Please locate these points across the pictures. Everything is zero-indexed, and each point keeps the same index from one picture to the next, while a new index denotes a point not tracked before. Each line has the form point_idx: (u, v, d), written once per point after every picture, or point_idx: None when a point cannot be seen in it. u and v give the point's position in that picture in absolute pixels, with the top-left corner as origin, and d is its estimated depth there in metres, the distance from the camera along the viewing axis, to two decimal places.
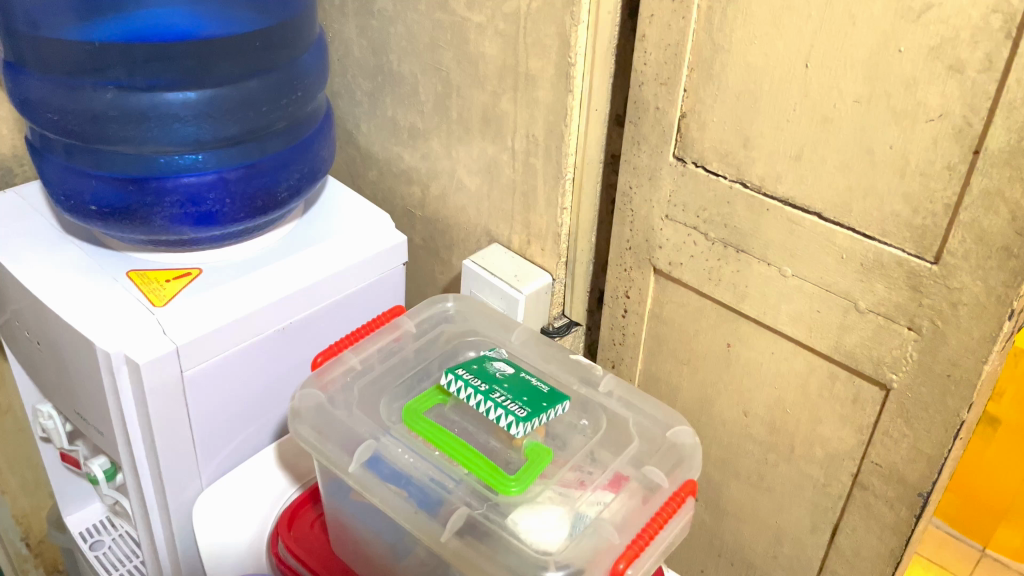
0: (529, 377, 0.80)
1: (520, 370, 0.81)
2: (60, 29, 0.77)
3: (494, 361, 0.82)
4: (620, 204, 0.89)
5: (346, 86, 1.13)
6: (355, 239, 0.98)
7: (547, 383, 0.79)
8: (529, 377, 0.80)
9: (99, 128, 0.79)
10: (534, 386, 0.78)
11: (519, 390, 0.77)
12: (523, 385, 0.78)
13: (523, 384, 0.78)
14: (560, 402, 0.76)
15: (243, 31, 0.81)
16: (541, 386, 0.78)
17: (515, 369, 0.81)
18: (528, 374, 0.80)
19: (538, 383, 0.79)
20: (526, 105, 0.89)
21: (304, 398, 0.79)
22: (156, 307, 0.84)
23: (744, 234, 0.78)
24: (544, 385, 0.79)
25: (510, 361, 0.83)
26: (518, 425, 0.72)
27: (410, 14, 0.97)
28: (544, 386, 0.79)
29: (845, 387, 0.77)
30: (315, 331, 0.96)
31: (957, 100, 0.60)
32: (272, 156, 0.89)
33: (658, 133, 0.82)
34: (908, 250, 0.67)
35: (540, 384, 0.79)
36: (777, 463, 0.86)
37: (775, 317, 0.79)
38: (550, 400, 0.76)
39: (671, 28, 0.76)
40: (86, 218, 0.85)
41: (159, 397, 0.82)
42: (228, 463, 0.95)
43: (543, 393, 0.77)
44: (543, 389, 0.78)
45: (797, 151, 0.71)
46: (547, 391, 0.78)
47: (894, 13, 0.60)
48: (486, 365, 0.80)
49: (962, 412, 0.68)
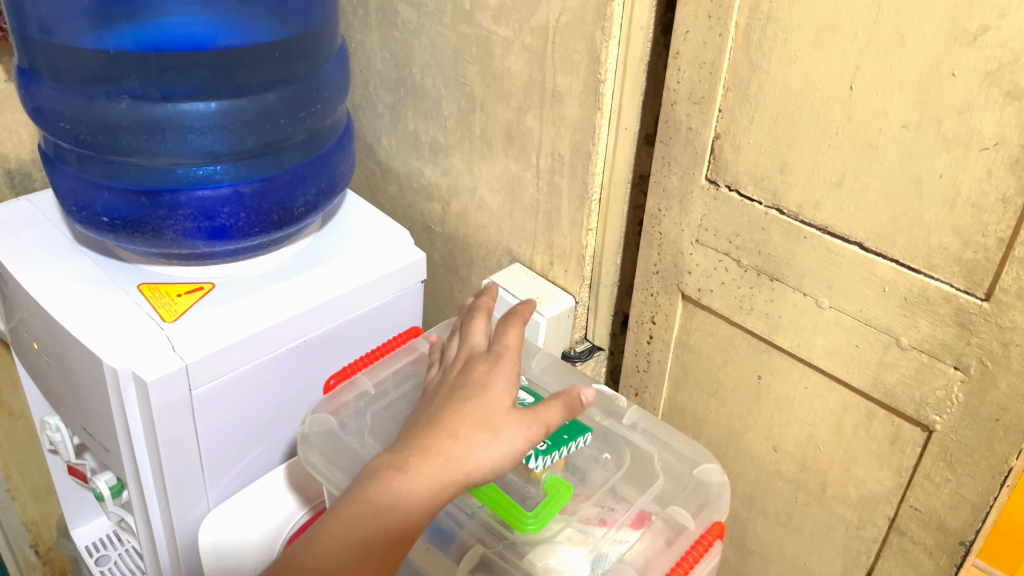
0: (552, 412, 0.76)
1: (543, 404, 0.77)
2: (74, 37, 0.74)
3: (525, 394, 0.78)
4: (648, 226, 0.86)
5: (368, 99, 1.11)
6: (373, 254, 0.95)
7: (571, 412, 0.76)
8: None
9: (112, 138, 0.77)
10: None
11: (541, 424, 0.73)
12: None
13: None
14: (582, 434, 0.73)
15: (261, 41, 0.79)
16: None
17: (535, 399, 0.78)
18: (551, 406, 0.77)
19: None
20: (552, 123, 0.86)
21: (314, 423, 0.77)
22: (166, 323, 0.81)
23: (779, 262, 0.74)
24: (565, 416, 0.75)
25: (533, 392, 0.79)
26: (535, 459, 0.69)
27: (434, 26, 0.95)
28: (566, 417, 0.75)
29: (883, 427, 0.73)
30: (330, 349, 0.93)
31: (1014, 127, 0.56)
32: (288, 170, 0.86)
33: (690, 154, 0.78)
34: (956, 285, 0.63)
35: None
36: (808, 502, 0.82)
37: (809, 351, 0.75)
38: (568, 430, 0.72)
39: (706, 45, 0.72)
40: (98, 230, 0.83)
41: (167, 416, 0.79)
42: (237, 484, 0.91)
43: (562, 425, 0.74)
44: (564, 420, 0.74)
45: (838, 177, 0.67)
46: (568, 423, 0.74)
47: (948, 35, 0.57)
48: None
49: (1011, 458, 0.63)
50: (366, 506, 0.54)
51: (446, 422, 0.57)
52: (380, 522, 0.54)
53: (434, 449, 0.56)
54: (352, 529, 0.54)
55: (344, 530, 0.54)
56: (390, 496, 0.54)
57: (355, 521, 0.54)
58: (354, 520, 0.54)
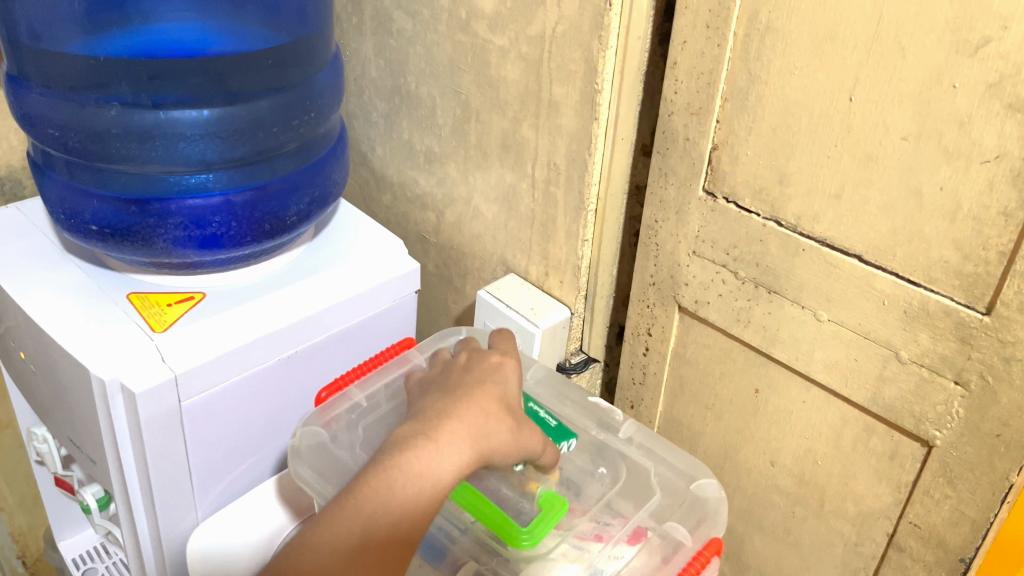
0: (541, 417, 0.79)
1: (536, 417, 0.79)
2: (65, 43, 0.73)
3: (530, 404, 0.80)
4: (645, 238, 0.85)
5: (362, 108, 1.10)
6: (366, 264, 0.94)
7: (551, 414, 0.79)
8: (537, 409, 0.80)
9: (102, 145, 0.76)
10: (541, 423, 0.78)
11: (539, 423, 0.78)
12: (538, 421, 0.79)
13: (539, 420, 0.79)
14: (568, 440, 0.78)
15: (254, 48, 0.78)
16: (546, 421, 0.79)
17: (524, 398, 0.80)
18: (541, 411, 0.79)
19: (545, 417, 0.79)
20: (548, 132, 0.86)
21: (304, 436, 0.77)
22: (155, 333, 0.80)
23: (777, 274, 0.73)
24: (549, 417, 0.79)
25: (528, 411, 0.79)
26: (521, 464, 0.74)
27: (430, 34, 0.94)
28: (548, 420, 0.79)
29: (882, 441, 0.72)
30: (322, 360, 0.92)
31: (1016, 140, 0.55)
32: (281, 179, 0.85)
33: (687, 165, 0.77)
34: (956, 299, 0.62)
35: (547, 420, 0.79)
36: (805, 517, 0.81)
37: (807, 364, 0.74)
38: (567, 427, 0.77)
39: (704, 55, 0.72)
40: (87, 238, 0.82)
41: (154, 428, 0.77)
42: (227, 496, 0.90)
43: (549, 429, 0.78)
44: (551, 421, 0.78)
45: (837, 189, 0.67)
46: (554, 425, 0.78)
47: (949, 47, 0.56)
48: None
49: (1012, 474, 0.63)
50: (422, 463, 0.59)
51: (474, 398, 0.66)
52: (429, 485, 0.59)
53: (474, 420, 0.64)
54: (409, 486, 0.58)
55: (402, 489, 0.58)
56: (444, 459, 0.60)
57: (412, 479, 0.58)
58: (409, 479, 0.58)
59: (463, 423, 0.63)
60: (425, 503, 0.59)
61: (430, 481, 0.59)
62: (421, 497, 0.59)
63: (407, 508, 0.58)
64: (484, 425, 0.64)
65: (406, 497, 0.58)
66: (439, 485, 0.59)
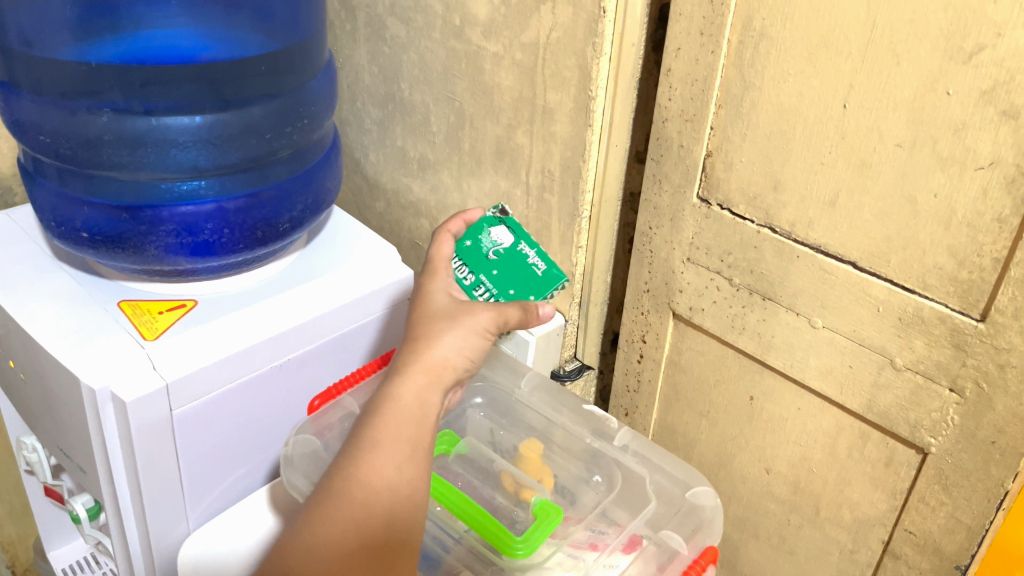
0: (492, 248, 0.78)
1: (516, 230, 0.79)
2: (57, 48, 0.73)
3: (486, 228, 0.78)
4: (639, 244, 0.85)
5: (356, 114, 1.10)
6: (360, 271, 0.93)
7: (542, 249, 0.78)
8: (525, 249, 0.78)
9: (93, 152, 0.75)
10: (521, 255, 0.78)
11: (502, 279, 0.76)
12: (510, 270, 0.77)
13: (502, 257, 0.77)
14: (553, 289, 0.76)
15: (247, 55, 0.78)
16: (531, 259, 0.77)
17: (512, 239, 0.78)
18: (485, 232, 0.78)
19: (533, 262, 0.77)
20: (542, 139, 0.85)
21: (298, 445, 0.80)
22: (146, 341, 0.79)
23: (771, 281, 0.73)
24: (540, 262, 0.77)
25: (509, 222, 0.79)
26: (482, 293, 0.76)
27: (424, 41, 0.94)
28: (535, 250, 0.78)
29: (878, 448, 0.72)
30: (315, 367, 0.91)
31: (1010, 147, 0.55)
32: (274, 186, 0.85)
33: (681, 172, 0.77)
34: (951, 306, 0.62)
35: (527, 252, 0.78)
36: (800, 525, 0.81)
37: (802, 371, 0.74)
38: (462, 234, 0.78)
39: (698, 62, 0.72)
40: (77, 245, 0.81)
41: (145, 437, 0.77)
42: (219, 505, 0.89)
43: (534, 277, 0.77)
44: (537, 271, 0.77)
45: (831, 196, 0.66)
46: (541, 274, 0.77)
47: (943, 53, 0.56)
48: (481, 236, 0.78)
49: (1007, 481, 0.62)
50: (387, 440, 0.57)
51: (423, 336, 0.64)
52: (394, 456, 0.57)
53: (421, 366, 0.61)
54: (382, 465, 0.56)
55: (372, 470, 0.56)
56: (403, 423, 0.58)
57: (381, 457, 0.56)
58: (379, 458, 0.56)
59: (410, 375, 0.61)
60: (404, 472, 0.57)
61: (398, 451, 0.57)
62: (399, 470, 0.57)
63: (386, 485, 0.56)
64: (434, 363, 0.62)
65: (381, 474, 0.56)
66: (412, 451, 0.58)
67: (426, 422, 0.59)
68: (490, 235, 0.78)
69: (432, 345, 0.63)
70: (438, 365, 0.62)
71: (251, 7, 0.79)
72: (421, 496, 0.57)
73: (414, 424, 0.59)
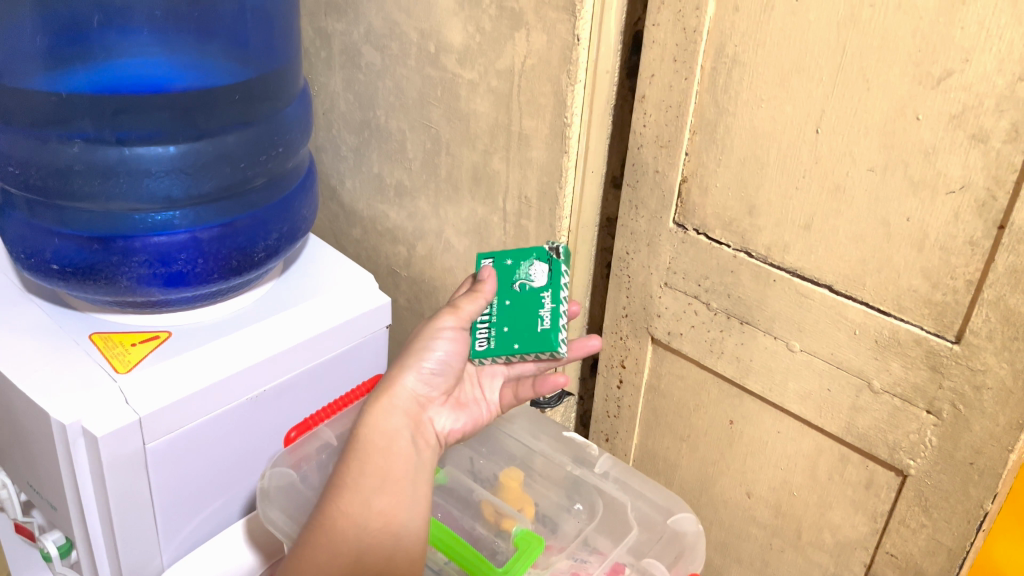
0: (521, 280, 0.68)
1: (554, 274, 0.66)
2: (27, 79, 0.72)
3: (532, 259, 0.68)
4: (616, 269, 0.85)
5: (331, 141, 1.09)
6: (336, 299, 0.92)
7: (557, 312, 0.65)
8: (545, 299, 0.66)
9: (64, 182, 0.74)
10: (538, 293, 0.67)
11: (507, 313, 0.68)
12: (522, 313, 0.67)
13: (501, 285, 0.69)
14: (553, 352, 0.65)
15: (222, 83, 0.77)
16: (542, 311, 0.66)
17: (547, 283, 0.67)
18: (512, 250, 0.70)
19: (542, 314, 0.66)
20: (519, 165, 0.86)
21: (275, 477, 0.81)
22: (118, 373, 0.77)
23: (749, 305, 0.73)
24: (547, 318, 0.66)
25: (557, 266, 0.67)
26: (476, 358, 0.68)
27: (399, 68, 0.94)
28: (553, 301, 0.66)
29: (857, 471, 0.72)
30: (292, 397, 0.90)
31: (980, 170, 0.56)
32: (249, 214, 0.84)
33: (657, 198, 0.78)
34: (927, 328, 0.63)
35: (545, 301, 0.66)
36: (783, 549, 0.81)
37: (782, 395, 0.74)
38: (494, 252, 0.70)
39: (672, 88, 0.72)
40: (47, 277, 0.79)
41: (117, 472, 0.75)
42: (194, 539, 0.87)
43: (524, 329, 0.66)
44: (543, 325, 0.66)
45: (806, 220, 0.67)
46: (542, 330, 0.66)
47: (912, 79, 0.57)
48: (519, 266, 0.68)
49: (986, 502, 0.63)
50: (355, 477, 0.58)
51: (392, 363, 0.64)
52: (360, 491, 0.58)
53: (377, 394, 0.62)
54: (350, 504, 0.58)
55: (338, 513, 0.57)
56: (369, 453, 0.59)
57: (346, 497, 0.58)
58: (346, 498, 0.58)
59: (371, 407, 0.61)
60: (373, 503, 0.58)
61: (362, 487, 0.58)
62: (366, 504, 0.58)
63: (355, 521, 0.57)
64: (389, 388, 0.62)
65: (347, 513, 0.57)
66: (380, 481, 0.58)
67: (395, 449, 0.60)
68: (529, 269, 0.68)
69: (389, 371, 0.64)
70: (395, 391, 0.62)
71: (224, 35, 0.79)
72: (398, 522, 0.58)
73: (378, 454, 0.59)
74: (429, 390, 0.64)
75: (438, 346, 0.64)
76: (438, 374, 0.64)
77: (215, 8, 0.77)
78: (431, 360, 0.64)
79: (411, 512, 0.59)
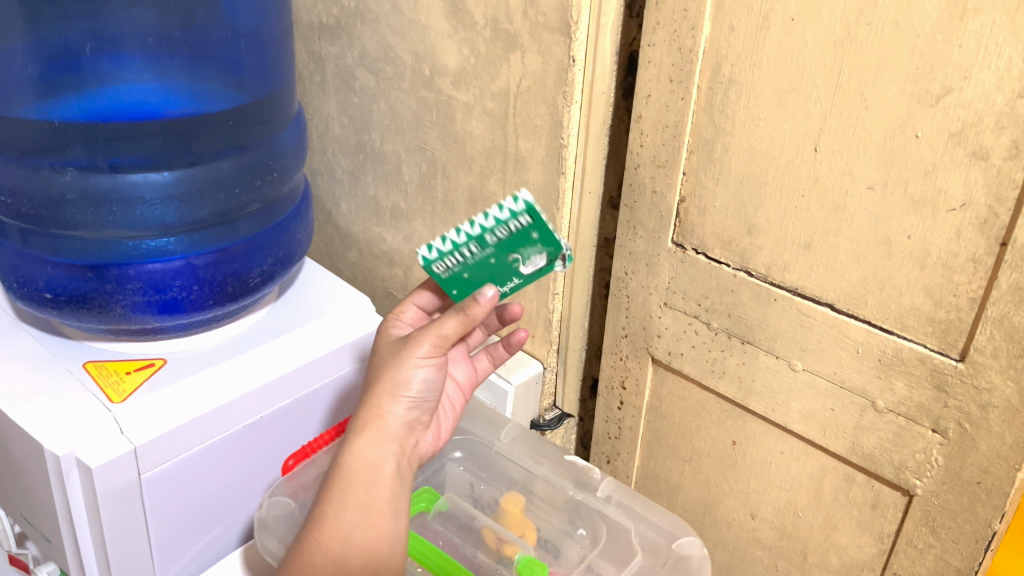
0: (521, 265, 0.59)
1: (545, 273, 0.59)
2: (20, 107, 0.71)
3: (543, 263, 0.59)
4: (615, 289, 0.84)
5: (326, 165, 1.09)
6: (332, 324, 0.91)
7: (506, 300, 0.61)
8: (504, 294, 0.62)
9: (55, 212, 0.73)
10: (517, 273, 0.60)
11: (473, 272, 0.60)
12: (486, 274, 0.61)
13: (506, 242, 0.57)
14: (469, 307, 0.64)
15: (217, 109, 0.77)
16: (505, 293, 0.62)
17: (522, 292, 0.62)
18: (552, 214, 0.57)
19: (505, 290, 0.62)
20: (515, 187, 0.85)
21: (273, 506, 0.80)
22: (113, 403, 0.76)
23: (751, 324, 0.73)
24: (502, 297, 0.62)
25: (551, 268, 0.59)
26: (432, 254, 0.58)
27: (393, 91, 0.94)
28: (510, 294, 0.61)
29: (863, 491, 0.71)
30: (290, 423, 0.89)
31: (981, 187, 0.55)
32: (243, 240, 0.84)
33: (655, 218, 0.77)
34: (930, 346, 0.62)
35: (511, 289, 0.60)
36: (789, 571, 0.80)
37: (785, 415, 0.73)
38: (542, 218, 0.55)
39: (669, 108, 0.72)
40: (41, 307, 0.79)
41: (112, 502, 0.74)
42: (191, 568, 0.86)
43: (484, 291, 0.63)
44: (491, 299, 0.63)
45: (806, 239, 0.66)
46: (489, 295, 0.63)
47: (910, 97, 0.57)
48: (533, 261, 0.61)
49: (994, 522, 0.62)
50: (334, 511, 0.57)
51: (374, 389, 0.60)
52: (339, 528, 0.57)
53: (364, 425, 0.59)
54: (328, 544, 0.57)
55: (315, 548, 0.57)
56: (351, 485, 0.58)
57: (327, 530, 0.57)
58: (325, 531, 0.57)
59: (354, 437, 0.59)
60: (353, 537, 0.57)
61: (341, 525, 0.57)
62: (345, 539, 0.57)
63: (331, 561, 0.57)
64: (377, 420, 0.59)
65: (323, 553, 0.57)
66: (362, 518, 0.57)
67: (380, 481, 0.58)
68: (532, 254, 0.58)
69: (373, 400, 0.60)
70: (383, 421, 0.60)
71: (217, 61, 0.79)
72: (378, 559, 0.57)
73: (363, 486, 0.57)
74: (417, 414, 0.62)
75: (420, 376, 0.60)
76: (425, 399, 0.61)
77: (207, 34, 0.77)
78: (417, 388, 0.60)
79: (393, 545, 0.58)
